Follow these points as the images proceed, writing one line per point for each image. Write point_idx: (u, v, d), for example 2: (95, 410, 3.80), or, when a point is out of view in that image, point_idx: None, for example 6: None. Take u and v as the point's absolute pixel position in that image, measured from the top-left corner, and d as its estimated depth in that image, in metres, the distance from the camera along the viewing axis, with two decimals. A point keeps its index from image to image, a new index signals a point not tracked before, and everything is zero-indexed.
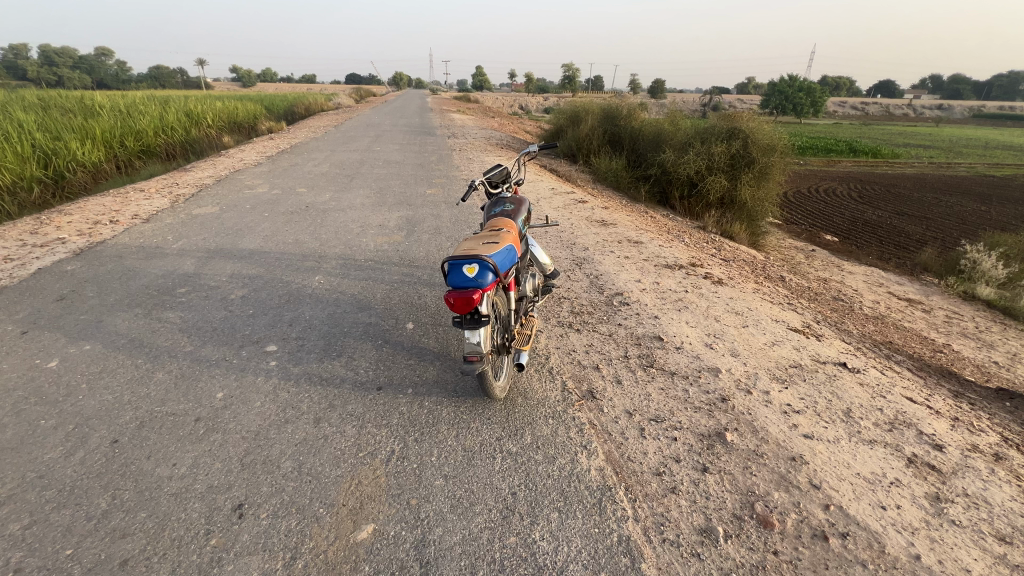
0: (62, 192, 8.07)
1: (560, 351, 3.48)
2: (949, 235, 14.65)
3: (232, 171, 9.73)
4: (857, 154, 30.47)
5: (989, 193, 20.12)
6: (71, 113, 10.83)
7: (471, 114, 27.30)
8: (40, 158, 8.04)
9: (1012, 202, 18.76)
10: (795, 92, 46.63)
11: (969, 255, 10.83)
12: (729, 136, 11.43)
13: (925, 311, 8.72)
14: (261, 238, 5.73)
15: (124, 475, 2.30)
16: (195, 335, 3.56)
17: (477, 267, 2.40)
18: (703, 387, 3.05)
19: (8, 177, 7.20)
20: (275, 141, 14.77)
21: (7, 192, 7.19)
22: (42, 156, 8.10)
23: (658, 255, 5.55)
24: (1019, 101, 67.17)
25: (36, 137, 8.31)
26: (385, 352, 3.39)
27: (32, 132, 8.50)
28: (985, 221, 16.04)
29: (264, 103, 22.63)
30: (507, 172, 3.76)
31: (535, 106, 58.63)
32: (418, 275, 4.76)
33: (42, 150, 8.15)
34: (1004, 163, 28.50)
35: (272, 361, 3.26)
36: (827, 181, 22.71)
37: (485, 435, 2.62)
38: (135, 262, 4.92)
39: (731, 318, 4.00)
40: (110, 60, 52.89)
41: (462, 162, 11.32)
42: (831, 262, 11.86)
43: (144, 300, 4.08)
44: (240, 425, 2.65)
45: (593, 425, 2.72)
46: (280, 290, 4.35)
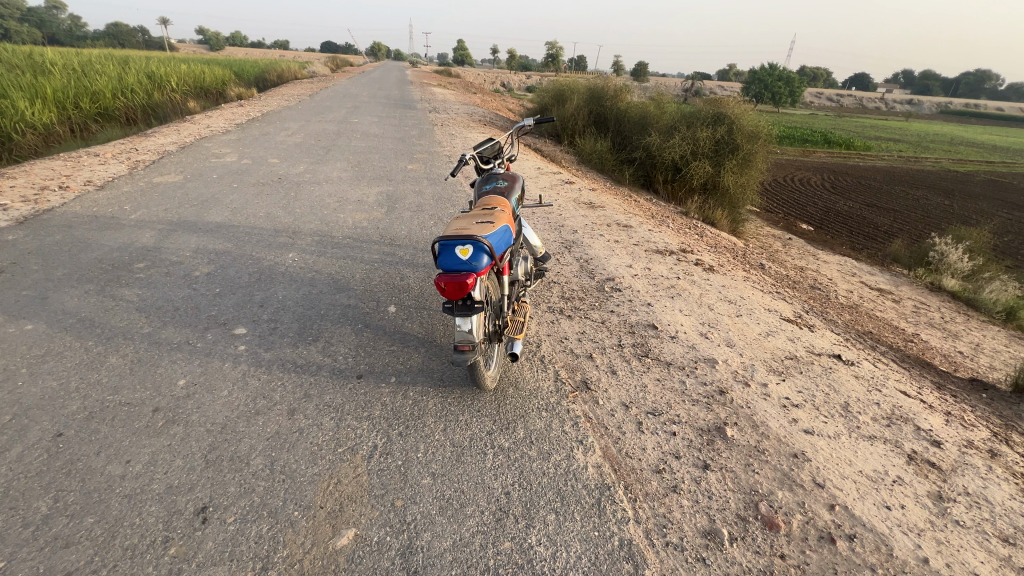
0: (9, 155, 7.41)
1: (551, 339, 3.31)
2: (916, 227, 15.06)
3: (198, 138, 9.10)
4: (832, 145, 31.01)
5: (952, 188, 20.79)
6: (18, 70, 9.92)
7: (452, 88, 26.58)
8: None
9: (973, 197, 19.45)
10: (774, 81, 47.05)
11: (938, 247, 11.11)
12: (714, 121, 11.34)
13: (896, 300, 8.95)
14: (229, 210, 5.34)
15: (69, 474, 2.04)
16: (154, 315, 3.25)
17: (471, 248, 2.19)
18: (700, 379, 2.95)
19: None
20: (245, 108, 13.96)
21: None
22: None
23: (648, 240, 5.42)
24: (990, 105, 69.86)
25: None
26: (365, 337, 3.16)
27: None
28: (949, 214, 16.57)
29: (233, 69, 21.40)
30: (499, 146, 3.53)
31: (517, 83, 57.59)
32: (400, 254, 4.51)
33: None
34: (967, 159, 29.54)
35: (241, 345, 2.99)
36: (803, 171, 23.04)
37: (475, 429, 2.45)
38: (87, 232, 4.50)
39: (725, 306, 3.90)
40: (63, 16, 49.39)
41: (445, 138, 10.92)
42: (806, 251, 12.04)
43: (96, 275, 3.71)
44: (205, 416, 2.41)
45: (589, 419, 2.58)
46: (249, 268, 4.03)
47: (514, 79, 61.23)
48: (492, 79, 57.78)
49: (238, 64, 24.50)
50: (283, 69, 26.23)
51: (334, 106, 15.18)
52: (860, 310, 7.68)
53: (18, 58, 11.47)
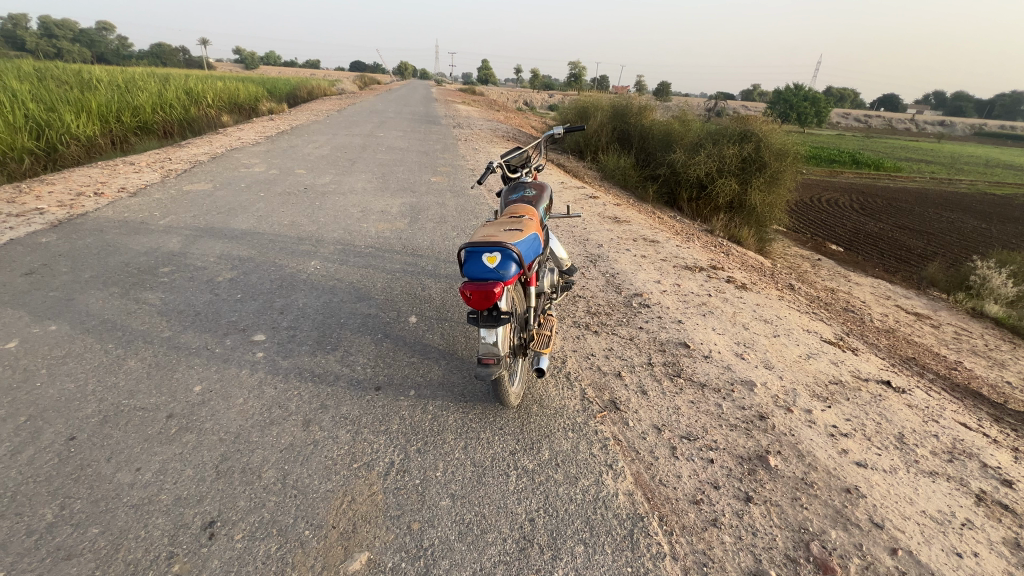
0: (54, 164, 7.72)
1: (577, 355, 3.16)
2: (953, 250, 14.44)
3: (229, 149, 9.33)
4: (860, 166, 30.32)
5: (990, 211, 19.96)
6: (66, 85, 10.41)
7: (475, 106, 27.01)
8: (33, 129, 7.68)
9: (1013, 220, 18.62)
10: (800, 101, 46.44)
11: (979, 271, 10.57)
12: (740, 139, 11.16)
13: (935, 325, 8.52)
14: (254, 218, 5.38)
15: (78, 481, 1.96)
16: (175, 319, 3.23)
17: (499, 256, 2.08)
18: (738, 403, 2.75)
19: None
20: (276, 122, 14.34)
21: None
22: (35, 126, 7.73)
23: (676, 255, 5.25)
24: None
25: (29, 106, 7.94)
26: (385, 348, 3.07)
27: (25, 102, 8.13)
28: (988, 238, 15.85)
29: (266, 86, 22.19)
30: (527, 155, 3.45)
31: (539, 102, 58.27)
32: (422, 264, 4.44)
33: (35, 120, 7.76)
34: (1005, 181, 28.45)
35: (259, 352, 2.92)
36: (830, 191, 22.51)
37: (497, 448, 2.30)
38: (116, 237, 4.55)
39: (761, 326, 3.69)
40: (111, 36, 52.29)
41: (468, 152, 10.98)
42: (837, 272, 11.63)
43: (122, 278, 3.73)
44: (218, 425, 2.32)
45: (618, 441, 2.42)
46: (271, 275, 4.01)
47: (537, 97, 62.04)
48: (515, 97, 58.66)
49: (271, 81, 25.39)
50: (313, 86, 27.06)
51: (360, 121, 15.48)
52: (898, 334, 7.31)
53: (66, 75, 12.06)
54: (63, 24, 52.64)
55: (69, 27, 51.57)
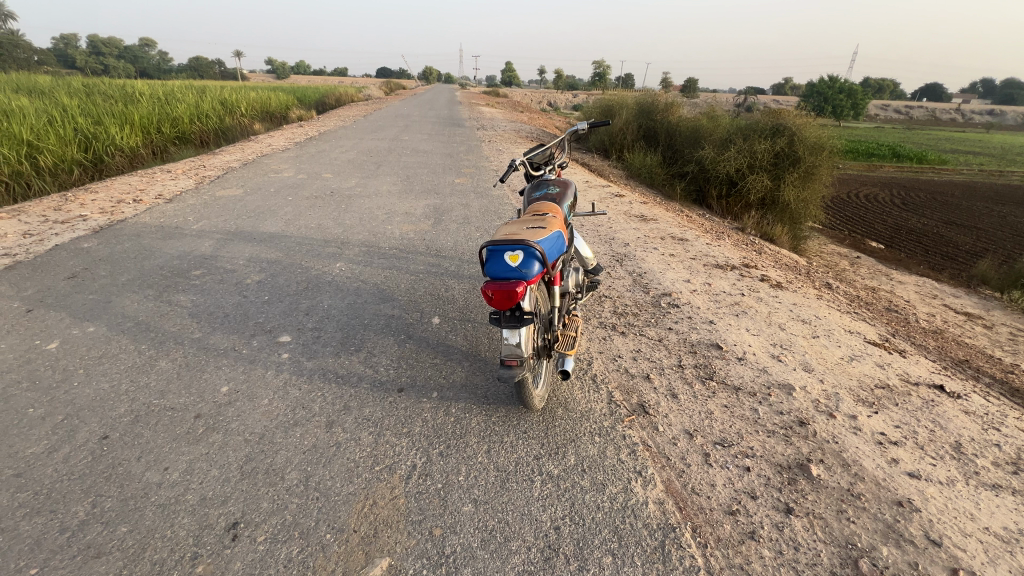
0: (100, 174, 8.09)
1: (603, 357, 3.07)
2: (1005, 246, 13.57)
3: (260, 156, 9.58)
4: (901, 160, 28.93)
5: None
6: (111, 99, 10.95)
7: (500, 107, 27.04)
8: (81, 141, 8.08)
9: None
10: (835, 93, 44.69)
11: None
12: (773, 133, 10.78)
13: (987, 325, 8.01)
14: (282, 221, 5.49)
15: (109, 479, 2.00)
16: (205, 320, 3.29)
17: (522, 254, 2.02)
18: (775, 408, 2.60)
19: (49, 158, 7.26)
20: (305, 128, 14.70)
21: (47, 173, 7.24)
22: (83, 139, 8.14)
23: (706, 254, 5.07)
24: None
25: (78, 120, 8.37)
26: (407, 349, 3.05)
27: (74, 116, 8.57)
28: None
29: (297, 95, 22.84)
30: (550, 152, 3.39)
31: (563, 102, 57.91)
32: (445, 265, 4.41)
33: (83, 133, 8.16)
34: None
35: (284, 353, 2.95)
36: (868, 186, 21.54)
37: (520, 452, 2.24)
38: (152, 242, 4.71)
39: (799, 326, 3.51)
40: (153, 52, 54.96)
41: (492, 153, 10.97)
42: (878, 270, 11.07)
43: (156, 281, 3.84)
44: (244, 425, 2.34)
45: (647, 447, 2.32)
46: (298, 277, 4.06)
47: (561, 98, 61.69)
48: (540, 99, 58.47)
49: (302, 90, 26.15)
50: (341, 93, 27.68)
51: (387, 125, 15.71)
52: (947, 335, 6.90)
53: (113, 90, 12.68)
54: (109, 42, 55.65)
55: (114, 45, 54.19)
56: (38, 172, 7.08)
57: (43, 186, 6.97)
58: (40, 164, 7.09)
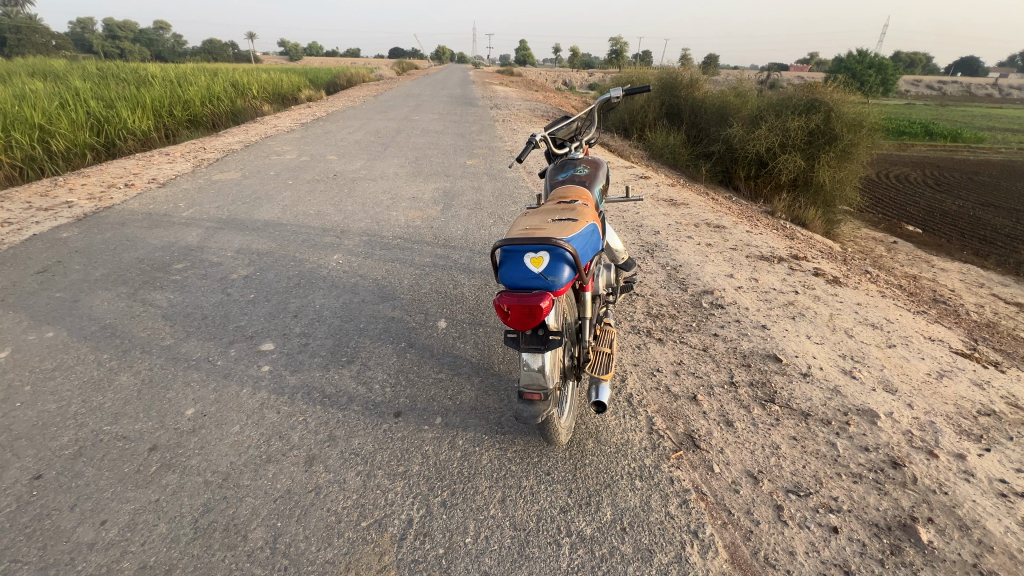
0: (112, 159, 7.80)
1: (639, 371, 2.59)
2: None
3: (263, 137, 9.17)
4: (934, 138, 27.36)
5: None
6: (120, 82, 10.61)
7: (514, 87, 26.23)
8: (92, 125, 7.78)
9: None
10: (865, 69, 42.46)
11: None
12: (807, 109, 9.97)
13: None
14: (280, 208, 5.06)
15: (31, 537, 1.61)
16: (179, 323, 2.89)
17: (547, 256, 1.54)
18: (858, 442, 2.10)
19: (60, 142, 6.95)
20: (314, 109, 14.23)
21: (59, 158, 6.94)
22: (94, 123, 7.82)
23: (747, 243, 4.50)
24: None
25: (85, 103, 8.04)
26: (408, 360, 2.60)
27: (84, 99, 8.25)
28: None
29: (309, 76, 22.35)
30: (575, 127, 2.85)
31: (578, 82, 56.29)
32: (454, 257, 3.94)
33: (94, 116, 7.84)
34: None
35: (264, 365, 2.52)
36: (900, 166, 20.33)
37: (542, 503, 1.78)
38: (137, 231, 4.31)
39: (870, 333, 2.96)
40: (168, 35, 54.89)
41: (506, 133, 10.37)
42: (918, 257, 10.29)
43: (133, 277, 3.44)
44: (206, 462, 1.92)
45: (703, 496, 1.85)
46: (289, 271, 3.62)
47: (577, 77, 59.95)
48: (555, 77, 56.85)
49: (314, 71, 25.63)
50: (354, 74, 27.13)
51: (398, 105, 15.18)
52: (1003, 329, 6.23)
53: (122, 72, 12.34)
54: (125, 25, 55.70)
55: (129, 28, 53.94)
56: (50, 156, 6.78)
57: (53, 170, 6.67)
58: (52, 147, 6.80)
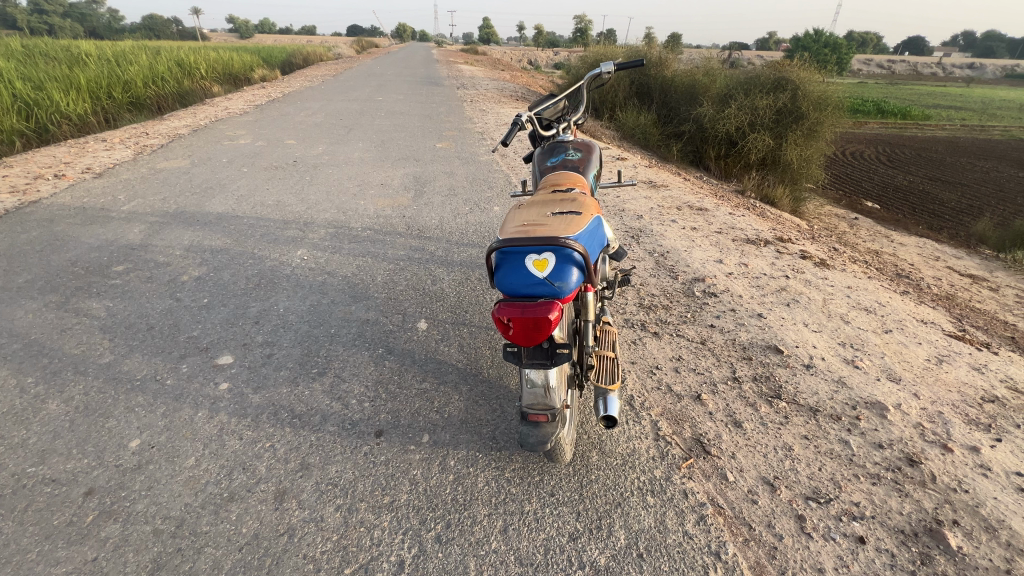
0: (45, 146, 7.07)
1: (638, 370, 2.42)
2: (990, 202, 13.30)
3: (213, 121, 8.50)
4: (885, 115, 28.36)
5: None
6: (49, 61, 9.63)
7: (480, 65, 25.54)
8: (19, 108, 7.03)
9: None
10: (821, 47, 43.43)
11: None
12: (775, 88, 10.00)
13: (995, 286, 7.57)
14: (234, 198, 4.64)
15: None
16: (120, 337, 2.53)
17: (553, 258, 1.32)
18: (871, 439, 2.00)
19: None
20: (269, 90, 13.38)
21: None
22: (22, 106, 7.07)
23: (732, 226, 4.40)
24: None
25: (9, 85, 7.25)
26: (387, 369, 2.34)
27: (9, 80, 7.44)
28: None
29: (262, 54, 21.07)
30: (562, 106, 2.64)
31: (544, 60, 55.42)
32: (430, 249, 3.67)
33: (21, 99, 7.09)
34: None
35: (222, 383, 2.22)
36: (855, 143, 20.96)
37: (549, 531, 1.60)
38: (68, 228, 3.83)
39: (864, 318, 2.89)
40: (103, 10, 50.77)
41: (475, 114, 9.98)
42: (878, 232, 10.60)
43: (64, 282, 3.02)
44: (155, 505, 1.64)
45: (720, 510, 1.71)
46: (247, 270, 3.27)
47: (542, 55, 59.03)
48: (520, 56, 55.80)
49: (268, 49, 24.20)
50: (311, 52, 25.77)
51: (360, 86, 14.47)
52: (963, 301, 6.45)
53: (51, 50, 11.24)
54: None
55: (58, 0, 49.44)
56: None
57: None
58: None
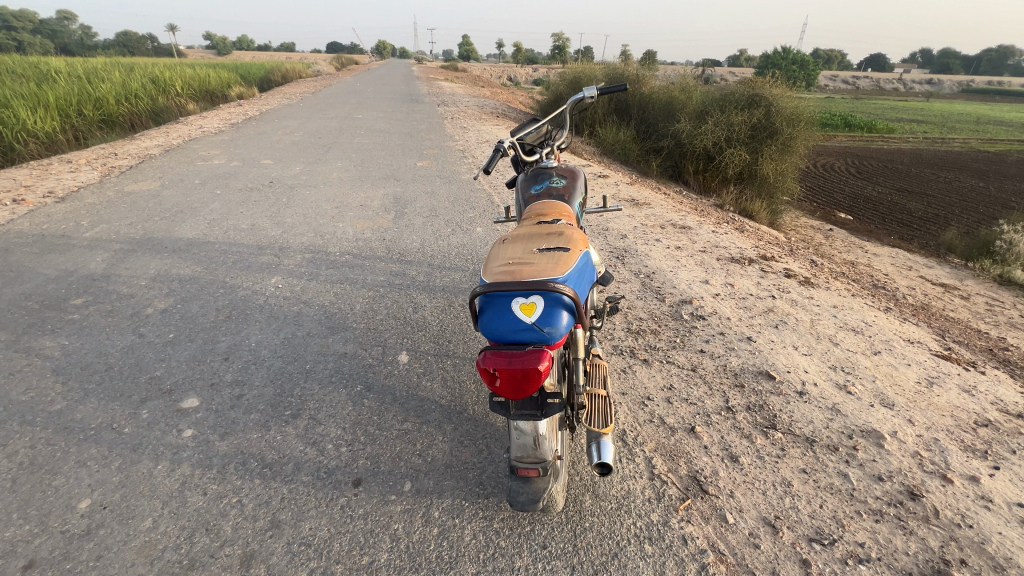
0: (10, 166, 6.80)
1: (629, 401, 2.34)
2: (955, 212, 13.75)
3: (187, 140, 8.28)
4: (852, 129, 29.38)
5: (986, 168, 19.26)
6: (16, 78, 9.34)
7: (460, 82, 25.68)
8: None
9: (1010, 176, 17.95)
10: (789, 64, 44.97)
11: (999, 234, 9.83)
12: (749, 104, 10.23)
13: (966, 294, 7.76)
14: (206, 222, 4.46)
15: None
16: (75, 379, 2.34)
17: (541, 302, 1.23)
18: (871, 471, 1.94)
19: None
20: (246, 108, 13.18)
21: None
22: None
23: (716, 244, 4.40)
24: (1004, 82, 68.47)
25: None
26: (366, 408, 2.21)
27: None
28: (986, 196, 15.23)
29: (240, 72, 20.85)
30: (545, 130, 2.59)
31: (523, 77, 56.20)
32: (411, 274, 3.56)
33: None
34: (993, 138, 27.79)
35: (186, 430, 2.05)
36: (826, 156, 21.62)
37: None
38: (24, 257, 3.60)
39: (852, 339, 2.87)
40: (75, 27, 49.97)
41: (456, 132, 9.96)
42: (853, 243, 10.83)
43: (15, 319, 2.81)
44: None
45: (721, 556, 1.62)
46: (217, 300, 3.11)
47: (520, 72, 59.87)
48: (500, 72, 56.46)
49: (246, 66, 23.97)
50: (289, 70, 25.59)
51: (340, 103, 14.37)
52: (937, 310, 6.57)
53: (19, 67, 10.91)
54: (22, 14, 49.95)
55: (28, 17, 48.40)
56: None
57: None
58: None
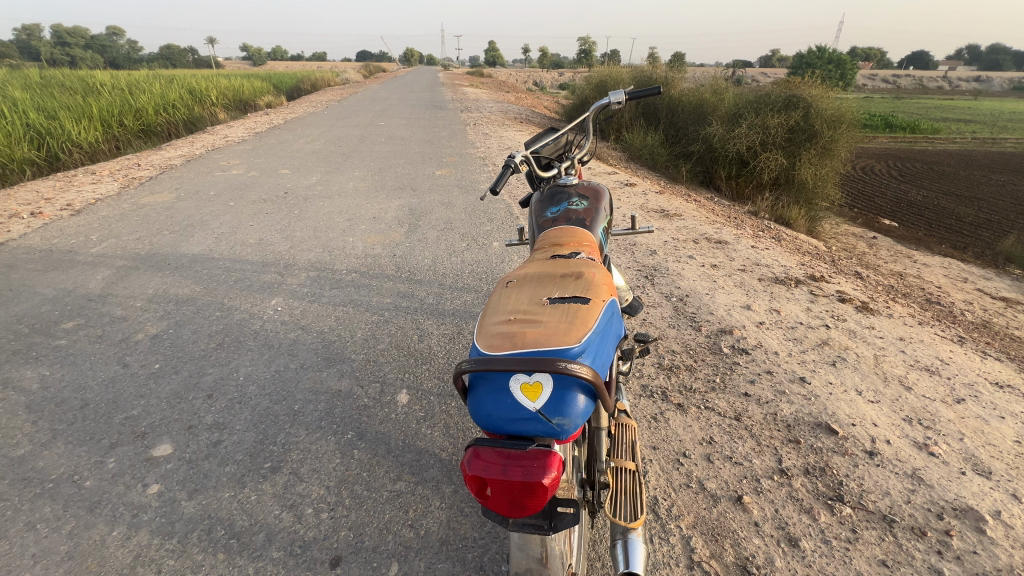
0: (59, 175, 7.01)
1: (662, 459, 1.98)
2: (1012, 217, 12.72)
3: (209, 150, 8.30)
4: (892, 130, 27.88)
5: None
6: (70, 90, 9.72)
7: (485, 88, 25.53)
8: (37, 137, 7.01)
9: None
10: (824, 63, 43.26)
11: None
12: (786, 106, 9.65)
13: None
14: (214, 236, 4.31)
15: None
16: (46, 418, 2.14)
17: (549, 384, 0.92)
18: (974, 569, 1.53)
19: None
20: (273, 117, 13.32)
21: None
22: (38, 135, 7.04)
23: (756, 261, 3.98)
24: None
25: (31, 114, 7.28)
26: (355, 462, 1.93)
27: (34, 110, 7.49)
28: None
29: (272, 81, 21.31)
30: (565, 140, 2.30)
31: (548, 82, 56.02)
32: (418, 295, 3.29)
33: (36, 128, 7.05)
34: None
35: (152, 486, 1.81)
36: (866, 158, 20.51)
37: None
38: (26, 275, 3.49)
39: (928, 383, 2.43)
40: (121, 42, 52.49)
41: (477, 138, 9.73)
42: (899, 252, 10.07)
43: (2, 345, 2.66)
44: None
45: None
46: (212, 325, 2.90)
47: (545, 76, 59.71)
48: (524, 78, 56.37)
49: (278, 76, 24.47)
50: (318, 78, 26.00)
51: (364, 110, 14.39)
52: (1002, 329, 5.91)
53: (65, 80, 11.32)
54: (75, 31, 52.79)
55: (80, 34, 51.20)
56: None
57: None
58: None
